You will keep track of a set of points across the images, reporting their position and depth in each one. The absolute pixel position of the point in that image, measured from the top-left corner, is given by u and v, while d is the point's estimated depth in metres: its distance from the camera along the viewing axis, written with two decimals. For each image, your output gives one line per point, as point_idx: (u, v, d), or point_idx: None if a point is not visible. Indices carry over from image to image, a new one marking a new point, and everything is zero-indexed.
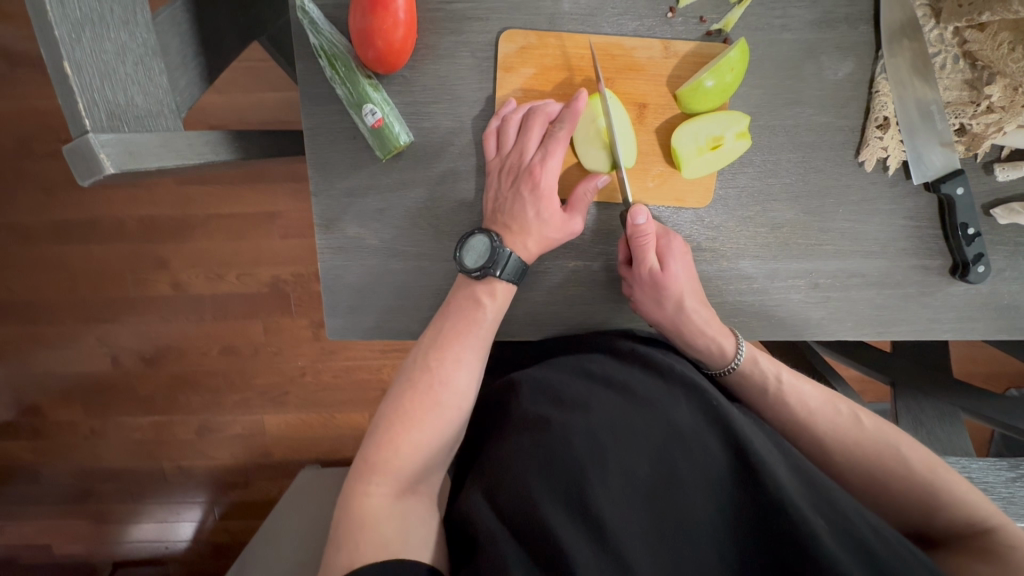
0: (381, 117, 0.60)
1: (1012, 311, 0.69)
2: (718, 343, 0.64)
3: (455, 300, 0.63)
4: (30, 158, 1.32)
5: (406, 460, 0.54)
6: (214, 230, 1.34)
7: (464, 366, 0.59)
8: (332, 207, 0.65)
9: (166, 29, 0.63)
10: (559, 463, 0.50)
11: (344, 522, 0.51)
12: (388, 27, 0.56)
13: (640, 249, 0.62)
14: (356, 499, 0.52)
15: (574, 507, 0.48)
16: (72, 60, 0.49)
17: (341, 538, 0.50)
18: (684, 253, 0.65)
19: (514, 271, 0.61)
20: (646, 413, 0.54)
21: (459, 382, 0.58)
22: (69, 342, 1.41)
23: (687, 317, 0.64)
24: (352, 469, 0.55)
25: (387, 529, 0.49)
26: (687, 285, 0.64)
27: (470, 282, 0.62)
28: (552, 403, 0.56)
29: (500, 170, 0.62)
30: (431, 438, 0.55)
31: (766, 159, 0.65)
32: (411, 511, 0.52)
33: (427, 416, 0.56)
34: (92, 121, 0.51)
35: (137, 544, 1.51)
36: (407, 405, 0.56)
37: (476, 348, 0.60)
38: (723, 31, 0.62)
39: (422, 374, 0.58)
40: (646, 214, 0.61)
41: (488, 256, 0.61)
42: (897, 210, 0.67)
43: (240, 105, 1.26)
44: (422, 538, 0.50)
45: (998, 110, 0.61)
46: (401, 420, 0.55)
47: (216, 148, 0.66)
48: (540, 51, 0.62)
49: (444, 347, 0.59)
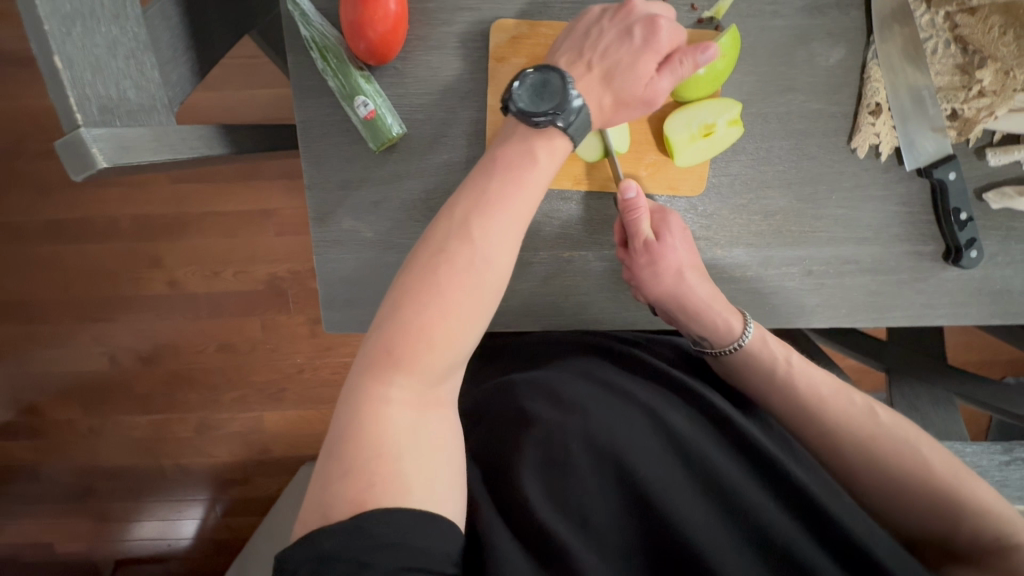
0: (373, 109, 0.60)
1: (1005, 295, 0.69)
2: (724, 317, 0.63)
3: (495, 162, 0.53)
4: (24, 157, 1.31)
5: (437, 359, 0.46)
6: (210, 227, 1.34)
7: (503, 243, 0.50)
8: (326, 201, 0.65)
9: (158, 23, 0.63)
10: (559, 469, 0.52)
11: (353, 434, 0.43)
12: (379, 18, 0.56)
13: (632, 223, 0.62)
14: (370, 403, 0.44)
15: (570, 508, 0.51)
16: (63, 54, 0.49)
17: (347, 461, 0.42)
18: (683, 229, 0.64)
19: (578, 128, 0.54)
20: (641, 421, 0.57)
21: (500, 260, 0.49)
22: (67, 342, 1.41)
23: (688, 287, 0.63)
24: (364, 359, 0.46)
25: (408, 467, 0.42)
26: (685, 256, 0.64)
27: (528, 125, 0.53)
28: (550, 403, 0.57)
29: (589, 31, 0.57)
30: (465, 331, 0.48)
31: (759, 147, 0.65)
32: (435, 435, 0.45)
33: (464, 300, 0.47)
34: (84, 115, 0.51)
35: (137, 543, 1.52)
36: (438, 286, 0.46)
37: (517, 217, 0.51)
38: (715, 19, 0.62)
39: (458, 248, 0.48)
40: (636, 188, 0.60)
41: (555, 98, 0.53)
42: (890, 196, 0.67)
43: (233, 101, 1.25)
44: (445, 481, 0.44)
45: (989, 94, 0.62)
46: (434, 304, 0.46)
47: (209, 143, 0.66)
48: (532, 41, 0.62)
49: (484, 215, 0.49)
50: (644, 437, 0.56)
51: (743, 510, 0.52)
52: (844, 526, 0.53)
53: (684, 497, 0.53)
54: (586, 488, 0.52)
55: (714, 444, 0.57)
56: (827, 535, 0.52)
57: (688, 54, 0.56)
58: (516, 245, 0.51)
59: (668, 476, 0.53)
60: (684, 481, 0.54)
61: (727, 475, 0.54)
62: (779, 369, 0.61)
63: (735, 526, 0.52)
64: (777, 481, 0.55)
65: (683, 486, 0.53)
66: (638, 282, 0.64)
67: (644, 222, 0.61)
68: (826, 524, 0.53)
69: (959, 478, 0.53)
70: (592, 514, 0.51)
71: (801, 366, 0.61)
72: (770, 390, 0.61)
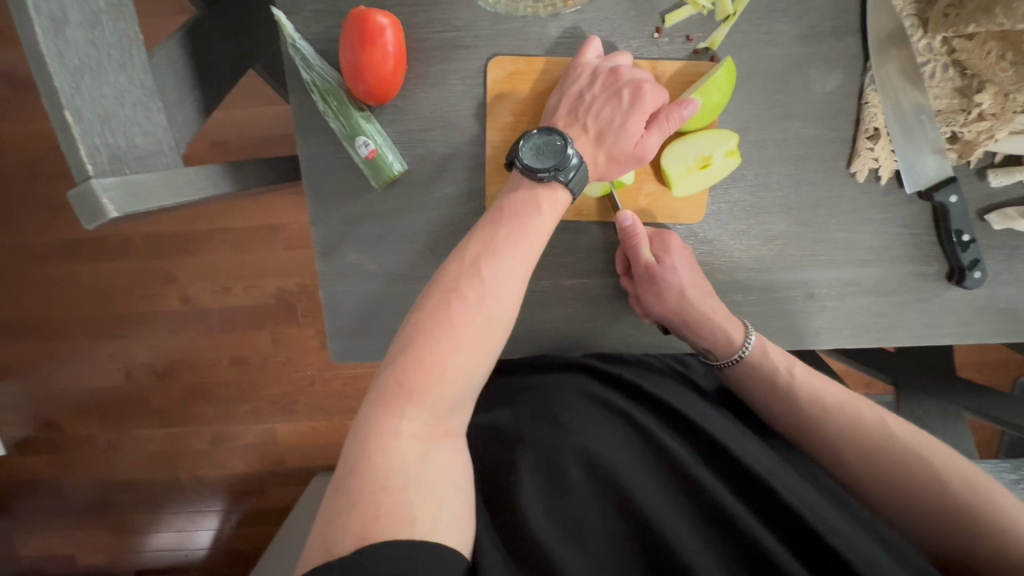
0: (374, 148, 0.61)
1: (1009, 314, 0.69)
2: (724, 330, 0.64)
3: (507, 207, 0.56)
4: (38, 181, 1.35)
5: (448, 391, 0.48)
6: (220, 244, 1.36)
7: (511, 281, 0.53)
8: (331, 235, 0.66)
9: (163, 67, 0.65)
10: (556, 491, 0.55)
11: (363, 462, 0.44)
12: (378, 61, 0.57)
13: (632, 248, 0.64)
14: (381, 434, 0.45)
15: (568, 530, 0.52)
16: (72, 107, 0.50)
17: (357, 490, 0.43)
18: (685, 249, 0.65)
19: (577, 183, 0.58)
20: (636, 446, 0.59)
21: (510, 297, 0.52)
22: (83, 360, 1.45)
23: (690, 305, 0.64)
24: (376, 391, 0.47)
25: (415, 499, 0.44)
26: (689, 276, 0.65)
27: (533, 181, 0.57)
28: (549, 427, 0.60)
29: (579, 89, 0.60)
30: (474, 365, 0.50)
31: (757, 174, 0.65)
32: (443, 466, 0.47)
33: (474, 334, 0.50)
34: (94, 166, 0.52)
35: (157, 553, 1.55)
36: (451, 318, 0.49)
37: (525, 257, 0.54)
38: (710, 50, 0.62)
39: (470, 284, 0.51)
40: (631, 217, 0.63)
41: (554, 156, 0.57)
42: (891, 218, 0.67)
43: (240, 120, 1.27)
44: (451, 515, 0.45)
45: (989, 118, 0.61)
46: (447, 336, 0.48)
47: (216, 180, 0.68)
48: (529, 76, 0.63)
49: (492, 254, 0.53)
50: (639, 462, 0.58)
51: (734, 534, 0.53)
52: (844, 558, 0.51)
53: (680, 522, 0.53)
54: (583, 511, 0.54)
55: (710, 470, 0.58)
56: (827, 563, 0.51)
57: (673, 110, 0.59)
58: (524, 283, 0.54)
59: (659, 499, 0.55)
60: (680, 506, 0.55)
61: (724, 500, 0.54)
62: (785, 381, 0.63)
63: (731, 553, 0.52)
64: (775, 508, 0.55)
65: (678, 511, 0.55)
66: (642, 303, 0.66)
67: (643, 245, 0.63)
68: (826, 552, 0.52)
69: (967, 484, 0.54)
70: (590, 536, 0.52)
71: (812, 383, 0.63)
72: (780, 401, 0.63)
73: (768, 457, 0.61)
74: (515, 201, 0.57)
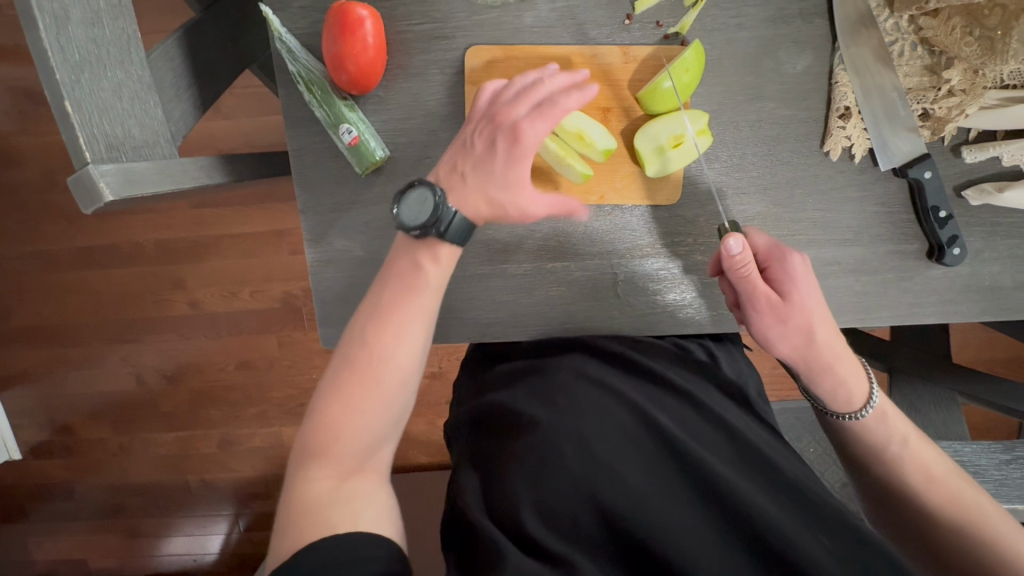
0: (357, 135, 0.63)
1: (993, 291, 0.69)
2: (844, 386, 0.61)
3: (395, 261, 0.58)
4: (54, 191, 1.40)
5: (352, 438, 0.51)
6: (226, 250, 1.40)
7: (407, 335, 0.55)
8: (320, 223, 0.69)
9: (161, 65, 0.68)
10: (551, 471, 0.53)
11: (290, 495, 0.49)
12: (358, 51, 0.60)
13: (747, 282, 0.60)
14: (298, 483, 0.49)
15: (561, 510, 0.52)
16: (73, 99, 0.54)
17: (290, 521, 0.47)
18: (808, 275, 0.61)
19: (456, 232, 0.58)
20: (632, 422, 0.58)
21: (405, 351, 0.55)
22: (96, 363, 1.49)
23: (812, 358, 0.61)
24: (296, 450, 0.52)
25: (336, 514, 0.47)
26: (818, 316, 0.60)
27: (407, 238, 0.57)
28: (544, 406, 0.59)
29: (477, 121, 0.60)
30: (378, 414, 0.52)
31: (732, 154, 0.67)
32: (360, 494, 0.49)
33: (371, 391, 0.52)
34: (92, 154, 0.56)
35: (168, 556, 1.58)
36: (350, 367, 0.53)
37: (419, 309, 0.57)
38: (680, 34, 0.64)
39: (362, 347, 0.54)
40: (740, 243, 0.59)
41: (428, 212, 0.57)
42: (868, 196, 0.68)
43: (248, 128, 1.32)
44: (372, 519, 0.48)
45: (959, 94, 0.62)
46: (343, 396, 0.52)
47: (211, 172, 0.71)
48: (505, 64, 0.65)
49: (385, 314, 0.55)
50: (634, 441, 0.57)
51: (733, 509, 0.52)
52: (834, 521, 0.52)
53: (677, 502, 0.53)
54: (579, 490, 0.52)
55: (704, 444, 0.58)
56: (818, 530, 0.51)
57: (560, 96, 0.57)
58: (423, 325, 0.57)
59: (657, 480, 0.54)
60: (674, 481, 0.54)
61: (716, 471, 0.54)
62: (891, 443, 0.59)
63: (727, 525, 0.52)
64: (768, 478, 0.56)
65: (673, 486, 0.54)
66: (763, 340, 0.63)
67: (759, 281, 0.60)
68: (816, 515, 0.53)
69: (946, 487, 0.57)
70: (582, 517, 0.52)
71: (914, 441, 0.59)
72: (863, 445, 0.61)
73: (763, 430, 0.62)
74: (400, 256, 0.58)
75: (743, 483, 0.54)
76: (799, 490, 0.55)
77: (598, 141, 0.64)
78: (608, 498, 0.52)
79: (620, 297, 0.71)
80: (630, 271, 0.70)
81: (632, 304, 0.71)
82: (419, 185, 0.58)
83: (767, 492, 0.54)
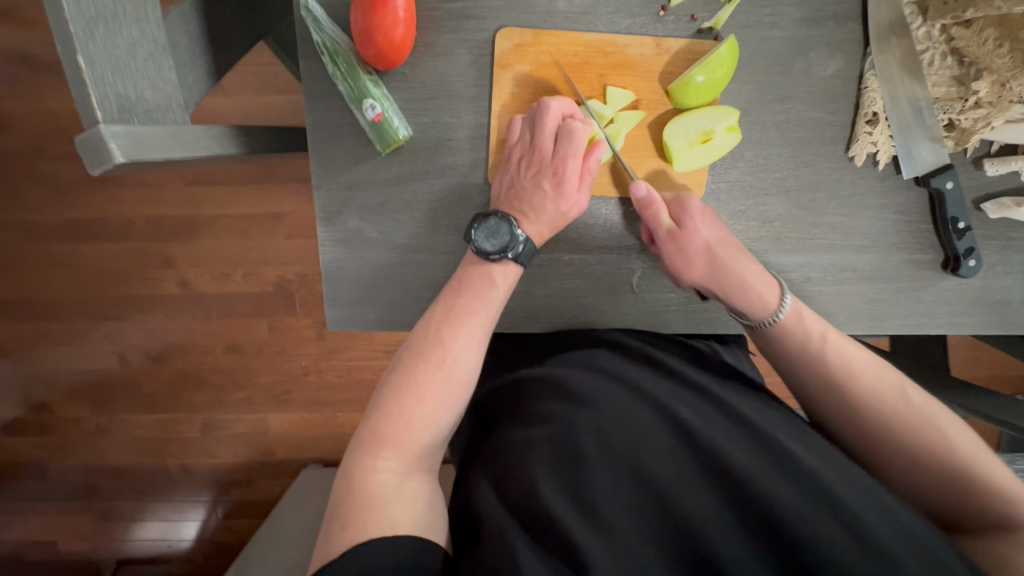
0: (380, 111, 0.62)
1: (1003, 306, 0.69)
2: (757, 292, 0.63)
3: (464, 280, 0.63)
4: (44, 159, 1.35)
5: (417, 434, 0.55)
6: (221, 230, 1.36)
7: (472, 343, 0.60)
8: (333, 200, 0.67)
9: (176, 27, 0.65)
10: (568, 458, 0.52)
11: (350, 488, 0.51)
12: (388, 24, 0.58)
13: (652, 217, 0.64)
14: (361, 475, 0.52)
15: (577, 496, 0.50)
16: (86, 54, 0.51)
17: (347, 514, 0.49)
18: (703, 209, 0.65)
19: (527, 255, 0.63)
20: (650, 412, 0.56)
21: (471, 357, 0.60)
22: (78, 339, 1.44)
23: (721, 269, 0.64)
24: (356, 441, 0.55)
25: (396, 510, 0.49)
26: (712, 236, 0.64)
27: (485, 262, 0.63)
28: (562, 399, 0.58)
29: (519, 157, 0.64)
30: (441, 414, 0.57)
31: (757, 154, 0.66)
32: (418, 494, 0.52)
33: (438, 391, 0.57)
34: (103, 113, 0.53)
35: (141, 542, 1.54)
36: (419, 377, 0.57)
37: (482, 323, 0.62)
38: (714, 30, 0.64)
39: (433, 348, 0.59)
40: (645, 185, 0.64)
41: (503, 238, 0.63)
42: (888, 204, 0.68)
43: (249, 107, 1.28)
44: (426, 522, 0.51)
45: (985, 106, 0.62)
46: (414, 391, 0.56)
47: (222, 143, 0.69)
48: (536, 48, 0.64)
49: (453, 324, 0.60)
50: (652, 431, 0.55)
51: (753, 500, 0.49)
52: (858, 514, 0.47)
53: (697, 490, 0.50)
54: (594, 475, 0.51)
55: (722, 432, 0.55)
56: (841, 519, 0.46)
57: (586, 159, 0.64)
58: (482, 347, 0.61)
59: (678, 467, 0.52)
60: (694, 470, 0.52)
61: (736, 463, 0.51)
62: (809, 341, 0.62)
63: (748, 517, 0.48)
64: (787, 467, 0.51)
65: (693, 476, 0.51)
66: (676, 273, 0.66)
67: (661, 211, 0.64)
68: (837, 509, 0.47)
69: (887, 393, 0.58)
70: (600, 503, 0.49)
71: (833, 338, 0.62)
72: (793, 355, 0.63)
73: (783, 421, 0.58)
74: (471, 275, 0.63)
75: (768, 479, 0.50)
76: (822, 482, 0.49)
77: (616, 99, 0.64)
78: (624, 488, 0.51)
79: (635, 292, 0.71)
80: (647, 268, 0.70)
81: (647, 300, 0.71)
82: (493, 213, 0.63)
83: (791, 482, 0.50)
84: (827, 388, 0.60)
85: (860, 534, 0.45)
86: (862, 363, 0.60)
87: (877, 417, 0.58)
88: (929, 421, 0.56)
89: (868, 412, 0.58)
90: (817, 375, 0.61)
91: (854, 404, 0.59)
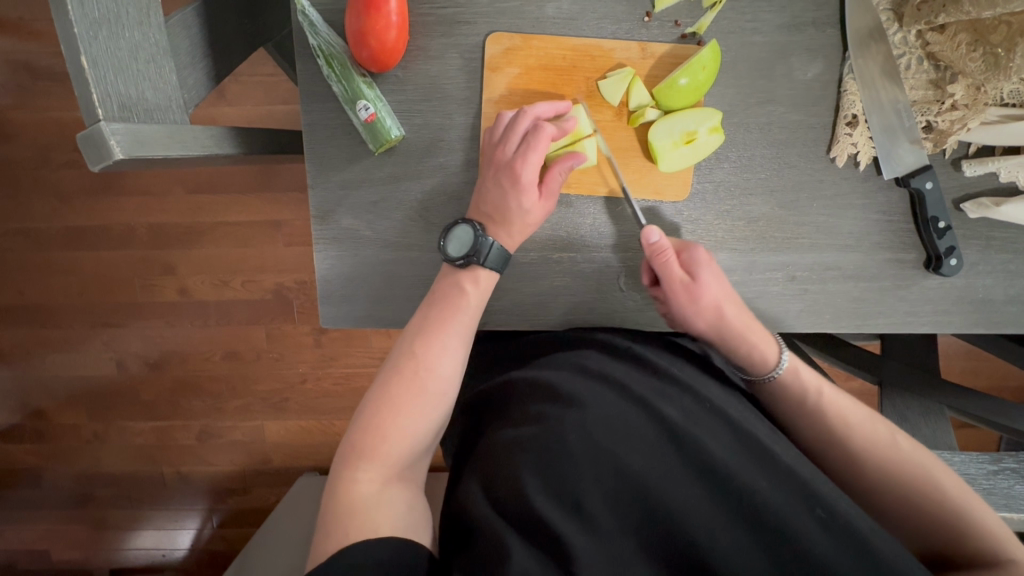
0: (373, 112, 0.63)
1: (986, 305, 0.70)
2: (758, 349, 0.64)
3: (437, 292, 0.64)
4: (48, 168, 1.37)
5: (396, 445, 0.55)
6: (221, 237, 1.37)
7: (447, 353, 0.61)
8: (327, 199, 0.68)
9: (177, 32, 0.67)
10: (556, 458, 0.50)
11: (331, 504, 0.51)
12: (381, 28, 0.61)
13: (663, 267, 0.65)
14: (343, 487, 0.52)
15: (565, 494, 0.49)
16: (89, 55, 0.53)
17: (330, 526, 0.49)
18: (710, 261, 0.66)
19: (499, 260, 0.64)
20: (634, 410, 0.56)
21: (447, 367, 0.60)
22: (77, 346, 1.45)
23: (727, 325, 0.65)
24: (339, 455, 0.55)
25: (378, 516, 0.50)
26: (722, 292, 0.65)
27: (455, 269, 0.64)
28: (549, 399, 0.57)
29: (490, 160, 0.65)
30: (419, 424, 0.57)
31: (741, 156, 0.68)
32: (399, 502, 0.53)
33: (415, 402, 0.57)
34: (104, 111, 0.55)
35: (135, 551, 1.53)
36: (394, 390, 0.57)
37: (457, 334, 0.62)
38: (697, 35, 0.66)
39: (406, 361, 0.59)
40: (658, 233, 0.64)
41: (472, 243, 0.64)
42: (870, 204, 0.69)
43: (251, 117, 1.31)
44: (408, 526, 0.51)
45: (961, 108, 0.64)
46: (391, 404, 0.56)
47: (220, 143, 0.70)
48: (525, 52, 0.66)
49: (427, 335, 0.61)
50: (639, 429, 0.54)
51: (737, 493, 0.49)
52: (835, 509, 0.48)
53: (682, 486, 0.50)
54: (581, 472, 0.50)
55: (706, 430, 0.55)
56: (817, 512, 0.48)
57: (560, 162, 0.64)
58: (458, 357, 0.62)
59: (665, 464, 0.51)
60: (679, 467, 0.51)
61: (718, 458, 0.51)
62: (806, 396, 0.63)
63: (733, 515, 0.48)
64: (769, 465, 0.52)
65: (677, 471, 0.51)
66: (678, 320, 0.67)
67: (674, 265, 0.64)
68: (814, 501, 0.49)
69: (885, 446, 0.58)
70: (586, 502, 0.49)
71: (828, 391, 0.63)
72: (788, 406, 0.64)
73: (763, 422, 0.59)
74: (444, 287, 0.64)
75: (752, 475, 0.50)
76: (799, 478, 0.51)
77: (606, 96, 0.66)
78: (611, 485, 0.50)
79: (624, 291, 0.72)
80: (634, 267, 0.71)
81: (634, 300, 0.72)
82: (463, 220, 0.65)
83: (771, 476, 0.51)
84: (826, 440, 0.61)
85: (838, 527, 0.47)
86: (856, 413, 0.61)
87: (873, 466, 0.58)
88: (923, 468, 0.56)
89: (863, 463, 0.59)
90: (817, 431, 0.62)
91: (852, 457, 0.59)
